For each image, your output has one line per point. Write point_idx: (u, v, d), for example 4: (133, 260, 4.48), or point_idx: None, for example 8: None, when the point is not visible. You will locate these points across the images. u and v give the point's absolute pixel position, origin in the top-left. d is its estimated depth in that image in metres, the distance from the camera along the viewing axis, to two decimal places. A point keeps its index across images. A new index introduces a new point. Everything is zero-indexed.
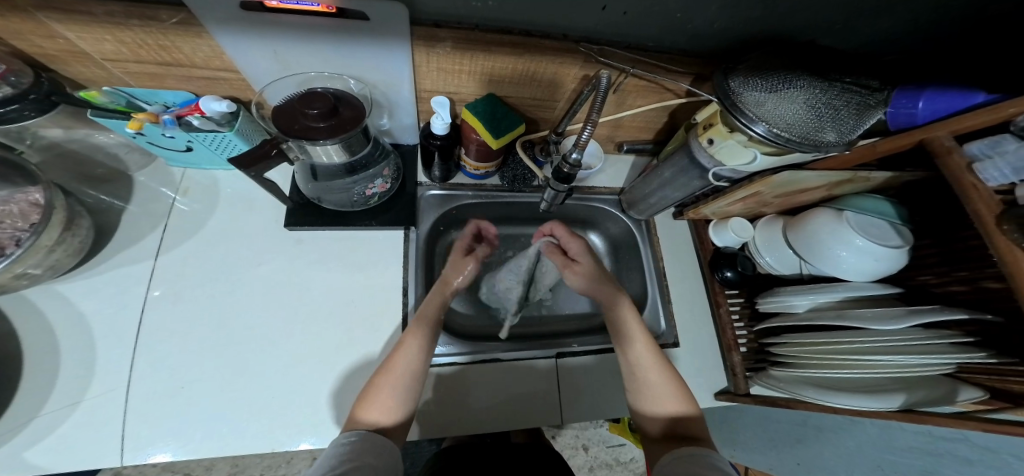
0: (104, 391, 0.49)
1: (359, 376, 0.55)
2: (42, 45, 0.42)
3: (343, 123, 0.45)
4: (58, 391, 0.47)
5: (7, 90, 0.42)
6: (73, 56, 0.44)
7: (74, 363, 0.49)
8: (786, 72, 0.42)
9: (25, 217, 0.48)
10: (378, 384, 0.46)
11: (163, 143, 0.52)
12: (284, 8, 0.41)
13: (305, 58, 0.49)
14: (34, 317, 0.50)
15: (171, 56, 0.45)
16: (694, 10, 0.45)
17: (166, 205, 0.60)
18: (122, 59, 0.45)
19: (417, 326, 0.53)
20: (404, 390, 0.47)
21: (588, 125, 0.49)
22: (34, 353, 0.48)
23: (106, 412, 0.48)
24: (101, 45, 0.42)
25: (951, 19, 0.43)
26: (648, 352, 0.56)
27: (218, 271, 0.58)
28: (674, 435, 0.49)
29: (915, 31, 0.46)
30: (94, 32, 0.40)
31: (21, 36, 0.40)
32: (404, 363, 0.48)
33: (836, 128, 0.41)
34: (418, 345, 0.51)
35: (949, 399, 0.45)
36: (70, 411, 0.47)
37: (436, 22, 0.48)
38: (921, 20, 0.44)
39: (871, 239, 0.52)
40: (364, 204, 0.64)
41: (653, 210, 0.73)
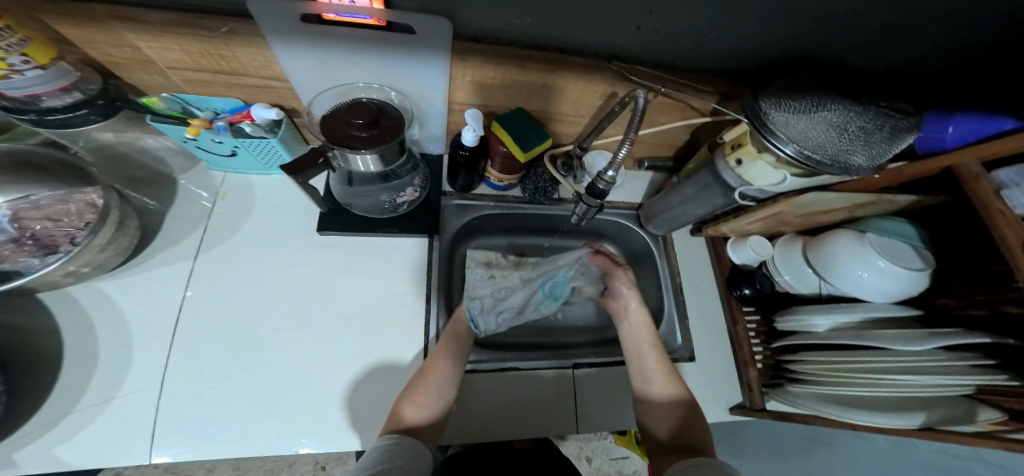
0: (136, 388, 0.49)
1: (372, 382, 0.56)
2: (110, 53, 0.43)
3: (382, 133, 0.46)
4: (94, 388, 0.48)
5: (78, 96, 0.44)
6: (138, 64, 0.46)
7: (111, 360, 0.50)
8: (818, 96, 0.44)
9: (82, 216, 0.51)
10: (421, 381, 0.50)
11: (209, 147, 0.53)
12: (338, 21, 0.43)
13: (349, 69, 0.51)
14: (74, 312, 0.51)
15: (228, 65, 0.47)
16: (728, 31, 0.47)
17: (203, 208, 0.61)
18: (182, 67, 0.47)
19: (444, 346, 0.56)
20: (437, 391, 0.50)
21: (625, 142, 0.51)
22: (74, 348, 0.49)
23: (136, 410, 0.48)
24: (166, 54, 0.44)
25: (973, 47, 0.45)
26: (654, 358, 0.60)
27: (252, 273, 0.59)
28: (680, 442, 0.50)
29: (938, 57, 0.48)
30: (164, 42, 0.42)
31: (94, 45, 0.41)
32: (438, 371, 0.52)
33: (865, 152, 0.42)
34: (449, 356, 0.55)
35: (969, 418, 0.45)
36: (101, 407, 0.47)
37: (474, 36, 0.50)
38: (944, 46, 0.46)
39: (893, 262, 0.53)
40: (392, 211, 0.66)
41: (670, 225, 0.74)
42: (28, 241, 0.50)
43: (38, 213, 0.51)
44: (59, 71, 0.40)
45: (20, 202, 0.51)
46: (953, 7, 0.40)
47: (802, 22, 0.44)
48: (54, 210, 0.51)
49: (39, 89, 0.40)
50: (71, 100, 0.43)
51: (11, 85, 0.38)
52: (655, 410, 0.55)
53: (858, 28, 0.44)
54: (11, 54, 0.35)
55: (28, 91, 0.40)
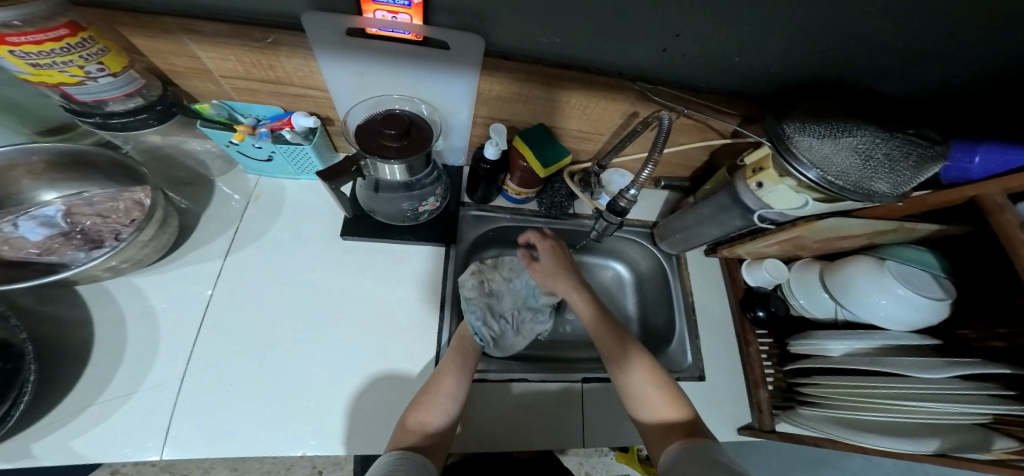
0: (157, 383, 0.50)
1: (376, 388, 0.55)
2: (173, 62, 0.50)
3: (412, 144, 0.48)
4: (118, 379, 0.50)
5: (139, 102, 0.51)
6: (195, 72, 0.53)
7: (138, 352, 0.51)
8: (842, 122, 0.45)
9: (129, 214, 0.55)
10: (425, 397, 0.50)
11: (249, 152, 0.57)
12: (380, 34, 0.47)
13: (383, 79, 0.54)
14: (106, 304, 0.53)
15: (273, 75, 0.52)
16: (753, 55, 0.48)
17: (236, 209, 0.63)
18: (234, 76, 0.53)
19: (450, 360, 0.55)
20: (441, 408, 0.50)
21: (649, 163, 0.51)
22: (102, 340, 0.51)
23: (154, 405, 0.49)
24: (223, 64, 0.50)
25: (987, 78, 0.47)
26: (609, 335, 0.62)
27: (273, 274, 0.60)
28: (669, 422, 0.51)
29: (951, 88, 0.50)
30: (220, 52, 0.48)
31: (160, 54, 0.49)
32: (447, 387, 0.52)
33: (889, 179, 0.43)
34: (455, 369, 0.54)
35: (984, 446, 0.47)
36: (121, 401, 0.48)
37: (503, 54, 0.52)
38: (957, 78, 0.48)
39: (913, 290, 0.53)
40: (413, 219, 0.66)
41: (685, 245, 0.73)
42: (77, 236, 0.54)
43: (89, 209, 0.55)
44: (127, 78, 0.47)
45: (74, 199, 0.55)
46: (964, 41, 0.42)
47: (816, 50, 0.46)
48: (106, 207, 0.55)
49: (108, 94, 0.47)
50: (134, 104, 0.51)
51: (86, 90, 0.45)
52: (632, 388, 0.55)
53: (873, 57, 0.46)
54: (89, 62, 0.41)
55: (98, 96, 0.46)
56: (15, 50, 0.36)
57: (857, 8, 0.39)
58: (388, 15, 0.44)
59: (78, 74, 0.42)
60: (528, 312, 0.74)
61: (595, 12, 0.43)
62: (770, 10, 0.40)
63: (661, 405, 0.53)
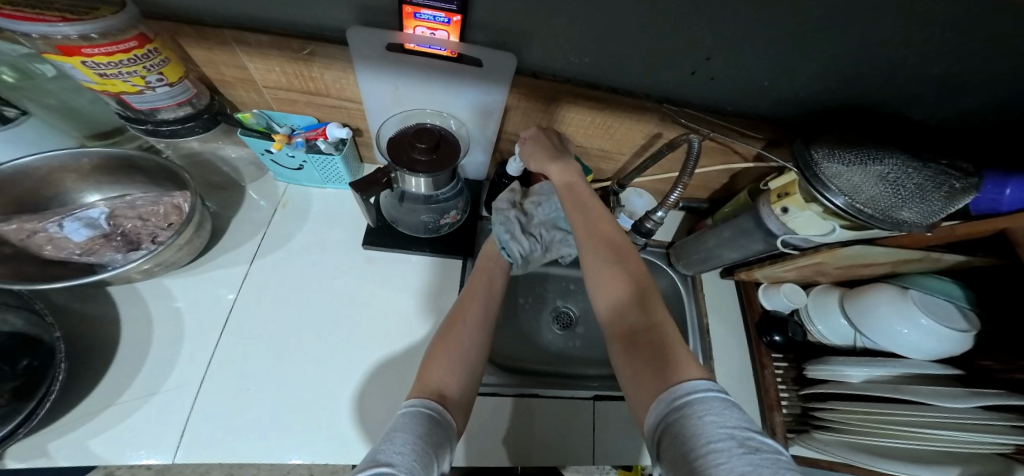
0: (177, 384, 0.50)
1: (386, 397, 0.55)
2: (223, 72, 0.55)
3: (441, 158, 0.49)
4: (142, 377, 0.50)
5: (188, 110, 0.55)
6: (242, 82, 0.57)
7: (162, 350, 0.52)
8: (870, 149, 0.45)
9: (167, 217, 0.57)
10: (436, 356, 0.42)
11: (281, 161, 0.61)
12: (416, 50, 0.49)
13: (416, 93, 0.57)
14: (137, 306, 0.54)
15: (313, 86, 0.56)
16: (781, 79, 0.49)
17: (266, 215, 0.66)
18: (277, 87, 0.57)
19: (463, 323, 0.47)
20: (459, 362, 0.42)
21: (678, 186, 0.52)
22: (128, 339, 0.52)
23: (173, 407, 0.49)
24: (268, 75, 0.54)
25: (1007, 112, 0.48)
26: (592, 231, 0.46)
27: (297, 278, 0.61)
28: (636, 341, 0.36)
29: (970, 122, 0.51)
30: (268, 64, 0.52)
31: (213, 65, 0.53)
32: (467, 344, 0.45)
33: (919, 209, 0.43)
34: (480, 326, 0.48)
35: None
36: (140, 402, 0.48)
37: (534, 72, 0.53)
38: (978, 111, 0.49)
39: (938, 321, 0.52)
40: (433, 231, 0.67)
41: (703, 266, 0.73)
42: (117, 238, 0.56)
43: (132, 213, 0.57)
44: (181, 88, 0.52)
45: (118, 203, 0.57)
46: (983, 76, 0.44)
47: (835, 79, 0.48)
48: (148, 210, 0.57)
49: (163, 102, 0.52)
50: (183, 113, 0.55)
51: (145, 99, 0.50)
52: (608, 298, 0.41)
53: (895, 86, 0.48)
54: (151, 72, 0.47)
55: (153, 104, 0.52)
56: (87, 60, 0.43)
57: (868, 43, 0.42)
58: (428, 31, 0.46)
59: (139, 84, 0.48)
60: (558, 232, 0.65)
61: (624, 37, 0.45)
62: (786, 41, 0.43)
63: (633, 323, 0.37)
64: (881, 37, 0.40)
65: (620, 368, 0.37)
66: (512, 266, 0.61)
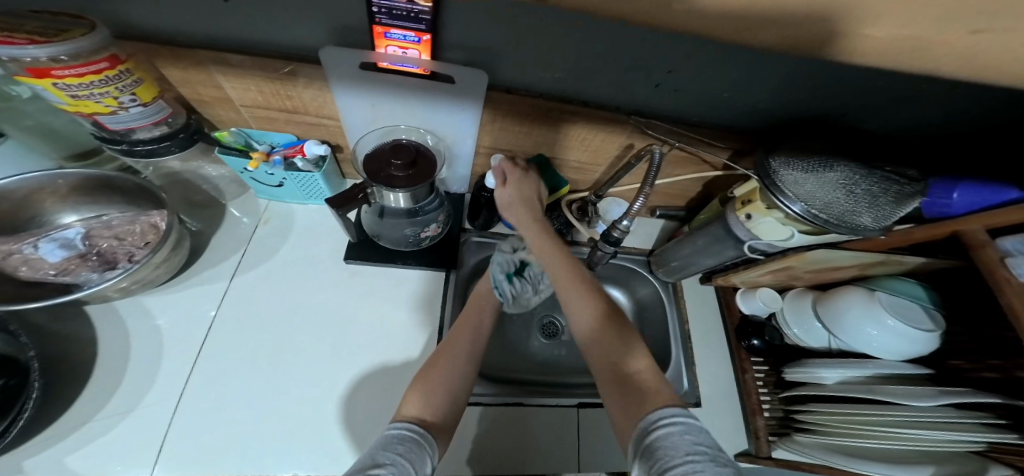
0: (155, 401, 0.51)
1: (367, 410, 0.55)
2: (201, 92, 0.57)
3: (419, 173, 0.51)
4: (117, 396, 0.50)
5: (164, 129, 0.57)
6: (219, 101, 0.59)
7: (140, 368, 0.52)
8: (823, 158, 0.48)
9: (144, 236, 0.58)
10: (427, 375, 0.46)
11: (261, 178, 0.63)
12: (391, 69, 0.52)
13: (395, 110, 0.60)
14: (114, 326, 0.55)
15: (291, 104, 0.58)
16: (740, 91, 0.51)
17: (247, 231, 0.66)
18: (256, 106, 0.59)
19: (451, 348, 0.50)
20: (443, 389, 0.45)
21: (641, 196, 0.54)
22: (106, 357, 0.52)
23: (152, 423, 0.49)
24: (245, 93, 0.57)
25: (949, 120, 0.51)
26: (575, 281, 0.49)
27: (280, 294, 0.62)
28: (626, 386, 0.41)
29: (918, 130, 0.54)
30: (245, 83, 0.54)
31: (189, 84, 0.55)
32: (452, 362, 0.48)
33: (872, 213, 0.45)
34: (467, 348, 0.51)
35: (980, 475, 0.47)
36: (119, 418, 0.49)
37: (507, 88, 0.56)
38: (925, 121, 0.52)
39: (904, 321, 0.54)
40: (415, 245, 0.68)
41: (682, 273, 0.74)
42: (93, 258, 0.56)
43: (108, 232, 0.58)
44: (156, 108, 0.54)
45: (94, 223, 0.59)
46: (923, 86, 0.47)
47: (789, 91, 0.50)
48: (124, 229, 0.58)
49: (138, 123, 0.54)
50: (159, 132, 0.57)
51: (118, 119, 0.52)
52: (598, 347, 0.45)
53: (846, 97, 0.50)
54: (123, 93, 0.49)
55: (128, 125, 0.53)
56: (58, 82, 0.45)
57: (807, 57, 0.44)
58: (399, 50, 0.49)
59: (112, 104, 0.50)
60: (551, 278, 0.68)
61: (584, 52, 0.47)
62: (733, 56, 0.46)
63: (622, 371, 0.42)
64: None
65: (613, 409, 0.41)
66: (501, 307, 0.63)
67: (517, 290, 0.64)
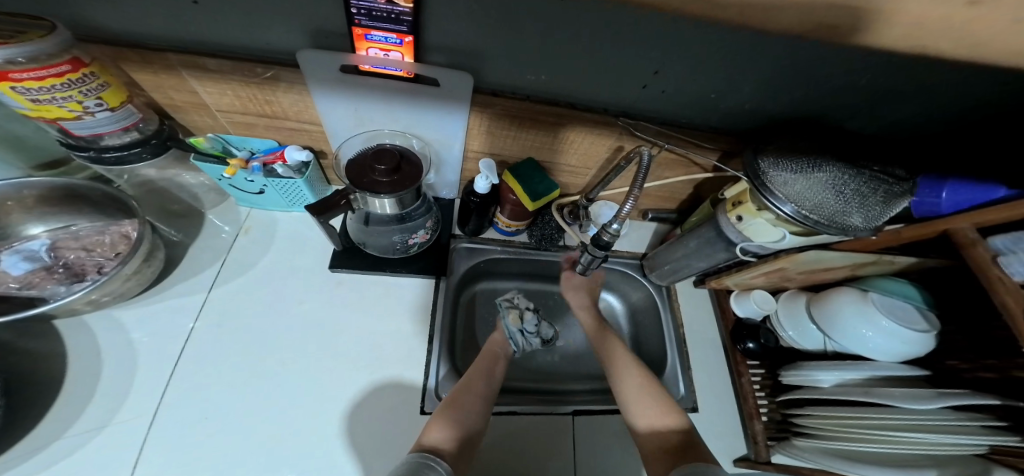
0: (125, 418, 0.49)
1: (351, 427, 0.53)
2: (173, 96, 0.57)
3: (403, 179, 0.50)
4: (87, 415, 0.48)
5: (135, 136, 0.56)
6: (194, 106, 0.59)
7: (113, 384, 0.51)
8: (813, 158, 0.47)
9: (113, 247, 0.57)
10: (445, 411, 0.49)
11: (241, 185, 0.62)
12: (372, 72, 0.52)
13: (377, 115, 0.60)
14: (86, 341, 0.53)
15: (269, 109, 0.58)
16: (727, 90, 0.51)
17: (227, 241, 0.65)
18: (233, 110, 0.59)
19: (472, 382, 0.55)
20: (451, 421, 0.48)
21: (630, 198, 0.53)
22: (77, 373, 0.51)
23: (120, 444, 0.47)
24: (221, 98, 0.57)
25: (930, 120, 0.51)
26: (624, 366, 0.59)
27: (262, 305, 0.60)
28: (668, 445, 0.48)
29: (902, 130, 0.54)
30: (220, 87, 0.54)
31: (162, 89, 0.55)
32: (466, 392, 0.53)
33: (862, 213, 0.44)
34: (488, 389, 0.55)
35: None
36: (90, 436, 0.47)
37: (493, 91, 0.55)
38: (907, 121, 0.52)
39: (897, 322, 0.54)
40: (404, 252, 0.67)
41: (675, 276, 0.73)
42: (59, 270, 0.55)
43: (75, 244, 0.58)
44: (125, 113, 0.52)
45: (62, 233, 0.58)
46: (905, 88, 0.46)
47: (774, 92, 0.50)
48: (94, 240, 0.58)
49: (105, 128, 0.52)
50: (130, 138, 0.55)
51: (83, 125, 0.50)
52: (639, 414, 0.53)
53: (830, 97, 0.50)
54: (88, 97, 0.47)
55: (96, 130, 0.51)
56: (17, 86, 0.42)
57: (786, 58, 0.45)
58: (381, 53, 0.48)
59: (77, 109, 0.48)
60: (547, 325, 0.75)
61: (565, 53, 0.47)
62: (715, 58, 0.46)
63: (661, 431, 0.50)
64: (795, 52, 0.44)
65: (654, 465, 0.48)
66: (512, 355, 0.67)
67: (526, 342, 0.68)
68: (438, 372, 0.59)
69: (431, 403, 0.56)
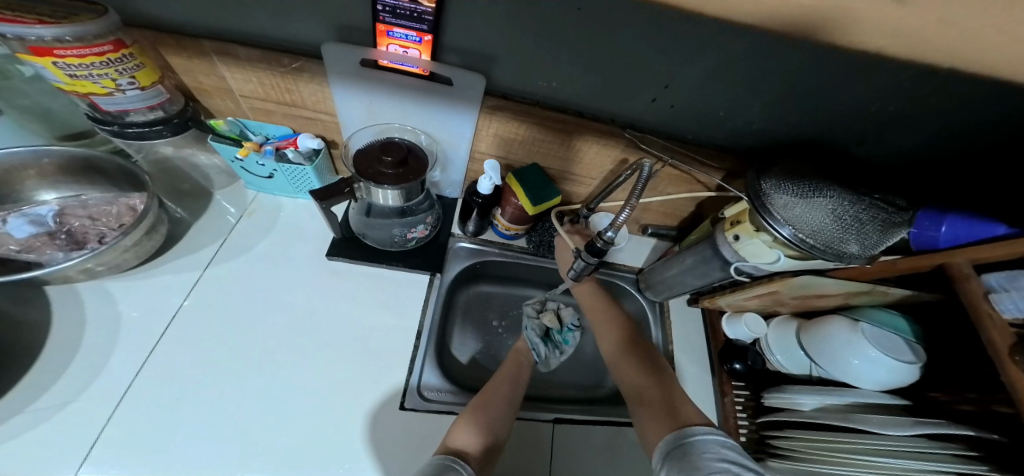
0: (98, 391, 0.48)
1: (327, 425, 0.51)
2: (201, 80, 0.59)
3: (407, 172, 0.51)
4: (61, 385, 0.48)
5: (159, 114, 0.58)
6: (220, 91, 0.61)
7: (91, 356, 0.50)
8: (816, 183, 0.48)
9: (119, 218, 0.57)
10: (465, 418, 0.50)
11: (252, 169, 0.63)
12: (390, 68, 0.53)
13: (389, 109, 0.60)
14: (72, 308, 0.53)
15: (291, 98, 0.60)
16: (734, 109, 0.52)
17: (228, 224, 0.66)
18: (253, 97, 0.61)
19: (500, 383, 0.57)
20: (483, 426, 0.49)
21: (627, 207, 0.48)
22: (58, 339, 0.51)
23: (84, 422, 0.46)
24: (245, 84, 0.58)
25: (925, 155, 0.53)
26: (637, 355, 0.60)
27: (255, 291, 0.60)
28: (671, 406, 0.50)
29: (898, 164, 0.56)
30: (247, 73, 0.56)
31: (192, 73, 0.58)
32: (497, 394, 0.55)
33: (859, 241, 0.45)
34: (517, 390, 0.57)
35: None
36: (54, 411, 0.46)
37: (504, 94, 0.56)
38: (901, 155, 0.54)
39: (885, 352, 0.54)
40: (401, 246, 0.67)
41: (670, 293, 0.74)
42: (61, 237, 0.55)
43: (82, 212, 0.57)
44: (153, 93, 0.55)
45: (71, 201, 0.57)
46: (899, 118, 0.49)
47: (778, 113, 0.51)
48: (101, 209, 0.57)
49: (133, 105, 0.55)
50: (153, 116, 0.58)
51: (113, 101, 0.53)
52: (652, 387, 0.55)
53: (830, 124, 0.52)
54: (122, 76, 0.51)
55: (122, 107, 0.55)
56: (59, 61, 0.46)
57: (790, 80, 0.46)
58: (400, 49, 0.49)
59: (110, 86, 0.51)
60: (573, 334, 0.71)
61: (576, 62, 0.48)
62: (722, 77, 0.47)
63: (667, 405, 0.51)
64: (799, 75, 0.45)
65: (647, 429, 0.50)
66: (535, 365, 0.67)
67: (550, 353, 0.67)
68: (422, 370, 0.60)
69: (412, 398, 0.56)
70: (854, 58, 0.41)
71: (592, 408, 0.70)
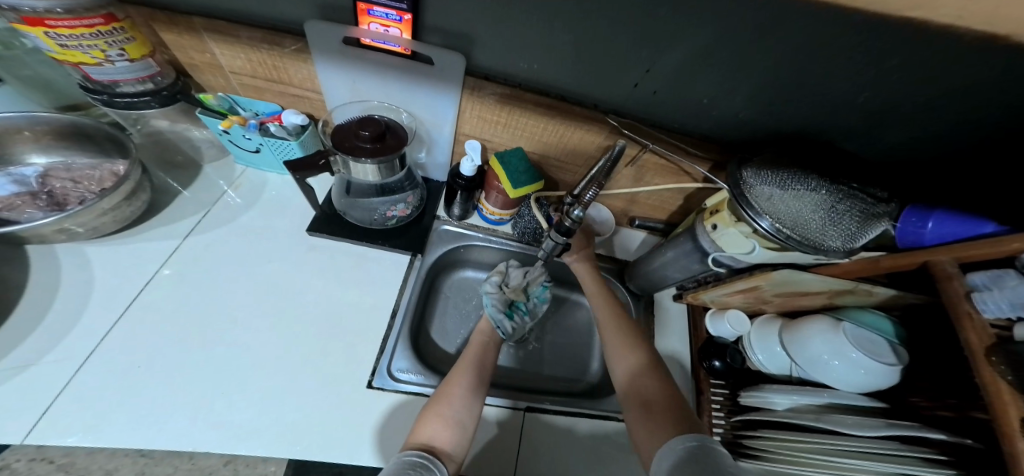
0: (65, 356, 0.50)
1: (290, 399, 0.52)
2: (193, 56, 0.60)
3: (384, 148, 0.51)
4: (30, 342, 0.50)
5: (149, 87, 0.59)
6: (211, 67, 0.62)
7: (59, 316, 0.52)
8: (794, 176, 0.47)
9: (100, 183, 0.59)
10: (434, 406, 0.49)
11: (239, 143, 0.64)
12: (372, 46, 0.53)
13: (374, 88, 0.61)
14: (48, 268, 0.56)
15: (279, 75, 0.61)
16: (718, 96, 0.51)
17: (217, 195, 0.67)
18: (242, 73, 0.61)
19: (462, 370, 0.54)
20: (453, 419, 0.48)
21: (591, 187, 0.47)
22: (30, 299, 0.53)
23: (43, 384, 0.47)
24: (233, 61, 0.59)
25: (920, 152, 0.51)
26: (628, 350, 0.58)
27: (231, 263, 0.61)
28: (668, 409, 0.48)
29: (892, 160, 0.54)
30: (234, 50, 0.57)
31: (183, 49, 0.59)
32: (463, 380, 0.53)
33: (836, 234, 0.44)
34: (478, 384, 0.53)
35: None
36: (14, 373, 0.47)
37: (486, 75, 0.56)
38: (894, 151, 0.53)
39: (867, 355, 0.52)
40: (382, 224, 0.68)
41: (653, 286, 0.73)
42: (43, 197, 0.57)
43: (65, 174, 0.59)
44: (142, 65, 0.56)
45: (56, 164, 0.60)
46: (889, 112, 0.47)
47: (764, 102, 0.50)
48: (84, 174, 0.59)
49: (123, 76, 0.56)
50: (143, 88, 0.59)
51: (103, 71, 0.54)
52: (637, 382, 0.53)
53: (818, 116, 0.50)
54: (111, 48, 0.51)
55: (113, 77, 0.55)
56: (50, 31, 0.46)
57: (773, 68, 0.45)
58: (381, 28, 0.49)
59: (99, 57, 0.52)
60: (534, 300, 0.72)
61: (555, 42, 0.47)
62: (703, 64, 0.46)
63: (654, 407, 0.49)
64: (783, 62, 0.43)
65: (632, 423, 0.49)
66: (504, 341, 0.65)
67: (518, 322, 0.68)
68: (393, 351, 0.59)
69: (380, 378, 0.56)
70: (836, 46, 0.40)
71: (566, 398, 0.70)
